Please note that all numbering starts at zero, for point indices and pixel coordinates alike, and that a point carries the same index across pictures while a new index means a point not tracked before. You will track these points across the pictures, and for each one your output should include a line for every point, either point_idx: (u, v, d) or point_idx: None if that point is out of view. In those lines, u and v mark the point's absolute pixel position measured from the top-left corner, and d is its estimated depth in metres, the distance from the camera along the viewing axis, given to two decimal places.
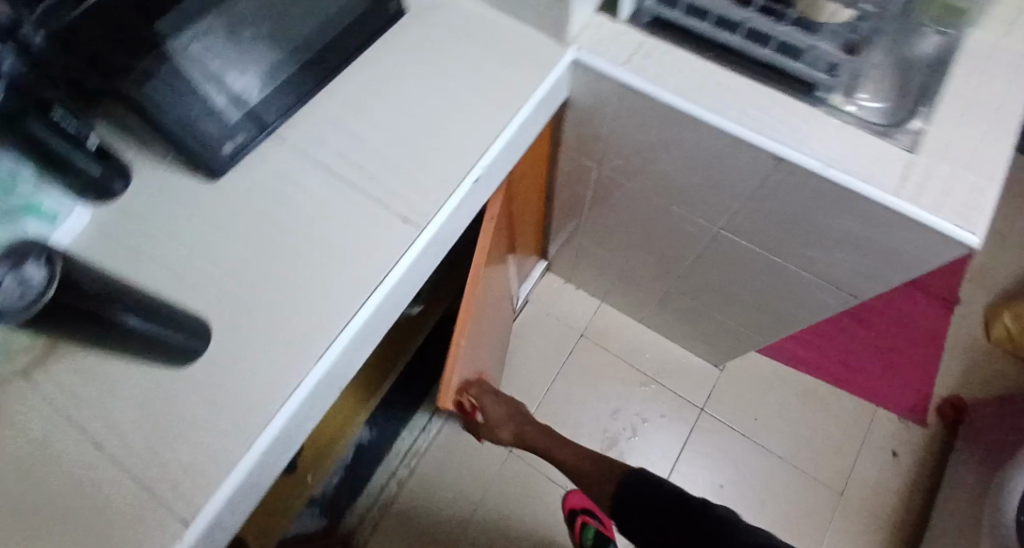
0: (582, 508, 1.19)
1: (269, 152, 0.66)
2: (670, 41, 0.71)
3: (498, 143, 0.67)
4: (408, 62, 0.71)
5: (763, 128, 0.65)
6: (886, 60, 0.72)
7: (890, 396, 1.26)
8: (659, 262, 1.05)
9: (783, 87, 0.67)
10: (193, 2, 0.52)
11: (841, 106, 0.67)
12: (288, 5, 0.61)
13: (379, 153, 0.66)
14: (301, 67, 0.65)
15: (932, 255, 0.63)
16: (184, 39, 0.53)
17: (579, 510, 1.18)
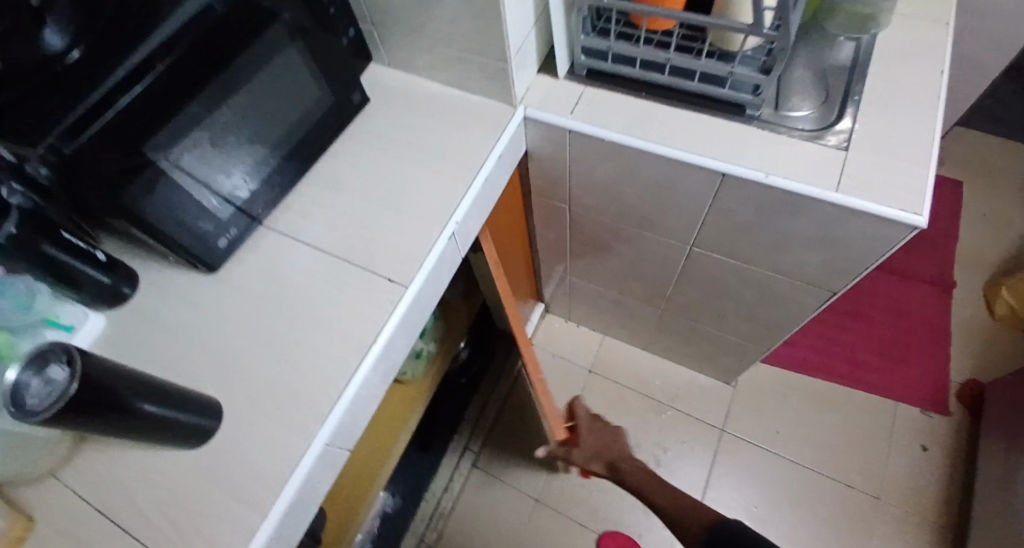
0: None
1: (261, 239, 0.73)
2: (607, 87, 0.78)
3: (465, 199, 0.73)
4: (378, 143, 0.79)
5: (703, 151, 0.71)
6: (811, 65, 0.77)
7: (906, 389, 1.29)
8: (647, 288, 1.09)
9: (714, 111, 0.73)
10: (181, 123, 0.58)
11: (772, 118, 0.72)
12: (269, 110, 0.68)
13: (359, 224, 0.72)
14: (283, 161, 0.73)
15: (887, 240, 0.67)
16: (173, 154, 0.59)
17: None
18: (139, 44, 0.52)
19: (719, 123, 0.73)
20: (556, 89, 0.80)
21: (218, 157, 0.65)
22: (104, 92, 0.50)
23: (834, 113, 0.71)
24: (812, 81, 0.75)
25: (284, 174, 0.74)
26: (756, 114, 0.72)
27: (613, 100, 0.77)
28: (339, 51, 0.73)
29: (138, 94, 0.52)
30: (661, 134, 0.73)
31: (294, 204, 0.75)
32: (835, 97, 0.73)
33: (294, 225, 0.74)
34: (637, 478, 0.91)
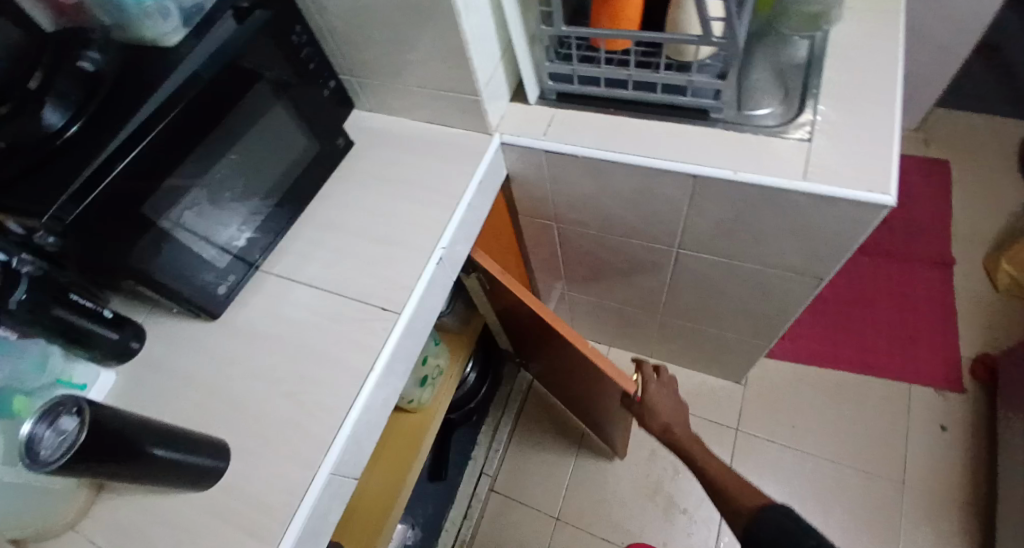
0: None
1: (258, 283, 0.76)
2: (576, 108, 0.82)
3: (450, 224, 0.76)
4: (364, 181, 0.83)
5: (672, 156, 0.74)
6: (771, 66, 0.80)
7: (919, 370, 1.28)
8: (644, 296, 1.10)
9: (680, 118, 0.77)
10: (177, 182, 0.62)
11: (736, 119, 0.75)
12: (260, 162, 0.72)
13: (351, 260, 0.75)
14: (274, 207, 0.76)
15: (861, 223, 0.68)
16: (172, 215, 0.63)
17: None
18: (136, 112, 0.56)
19: (685, 129, 0.76)
20: (528, 114, 0.84)
21: (216, 209, 0.69)
22: (104, 159, 0.53)
23: (794, 108, 0.74)
24: (771, 79, 0.79)
25: (279, 220, 0.78)
26: (719, 116, 0.75)
27: (583, 118, 0.81)
28: (320, 100, 0.78)
29: (135, 156, 0.55)
30: (631, 144, 0.76)
31: (289, 247, 0.79)
32: (795, 93, 0.76)
33: (291, 267, 0.77)
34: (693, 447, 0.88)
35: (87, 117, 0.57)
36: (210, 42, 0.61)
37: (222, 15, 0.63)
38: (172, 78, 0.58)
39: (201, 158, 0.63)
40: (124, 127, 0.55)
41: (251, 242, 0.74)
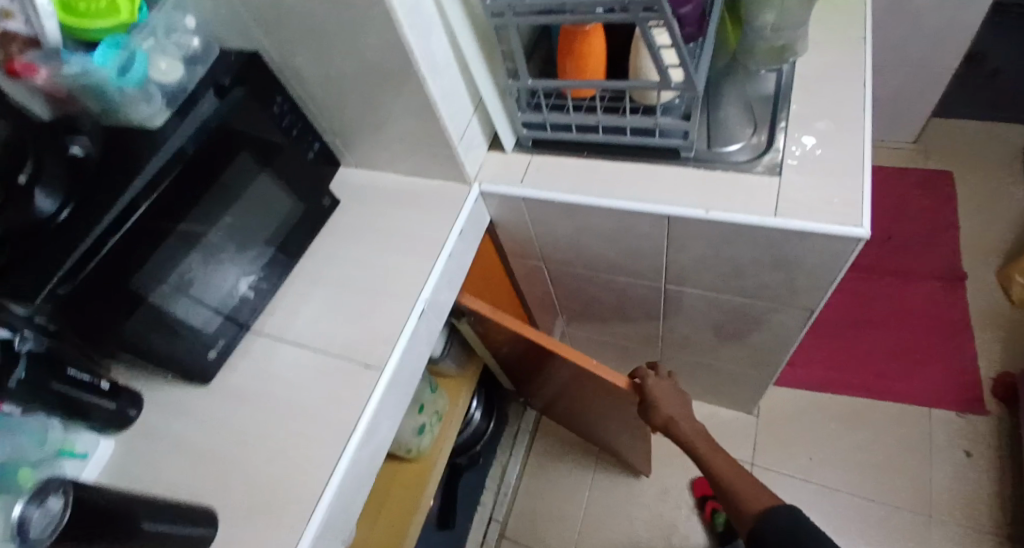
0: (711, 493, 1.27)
1: (249, 345, 0.78)
2: (551, 155, 0.84)
3: (431, 276, 0.77)
4: (349, 237, 0.86)
5: (645, 197, 0.75)
6: (738, 102, 0.82)
7: (937, 393, 1.24)
8: (640, 333, 1.11)
9: (651, 160, 0.78)
10: (168, 255, 0.65)
11: (707, 157, 0.76)
12: (248, 228, 0.75)
13: (337, 317, 0.77)
14: (265, 270, 0.79)
15: (837, 256, 0.68)
16: (162, 286, 0.66)
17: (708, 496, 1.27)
18: (125, 191, 0.59)
19: (657, 170, 0.77)
20: (505, 163, 0.86)
21: (206, 276, 0.71)
22: (95, 238, 0.57)
23: (762, 143, 0.76)
24: (741, 116, 0.80)
25: (269, 281, 0.80)
26: (689, 155, 0.76)
27: (558, 164, 0.83)
28: (306, 164, 0.81)
29: (125, 230, 0.59)
30: (606, 187, 0.78)
31: (278, 307, 0.81)
32: (764, 127, 0.77)
33: (281, 326, 0.79)
34: (696, 441, 0.87)
35: (79, 199, 0.61)
36: (194, 119, 0.65)
37: (203, 94, 0.67)
38: (159, 156, 0.62)
39: (186, 228, 0.67)
40: (114, 206, 0.58)
41: (241, 305, 0.77)
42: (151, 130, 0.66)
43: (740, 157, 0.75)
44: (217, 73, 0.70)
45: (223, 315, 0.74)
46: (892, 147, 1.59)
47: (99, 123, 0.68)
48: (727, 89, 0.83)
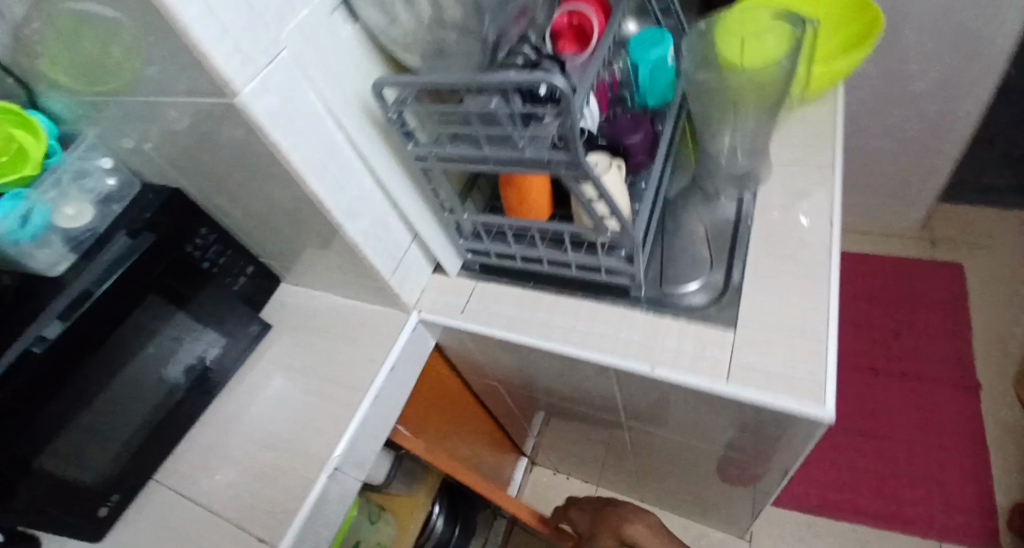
0: None
1: (148, 499, 0.70)
2: (498, 282, 0.77)
3: (352, 424, 0.69)
4: (277, 369, 0.79)
5: (588, 343, 0.67)
6: (700, 230, 0.74)
7: (945, 524, 1.13)
8: (611, 448, 1.04)
9: (600, 297, 0.71)
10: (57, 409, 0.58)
11: (660, 298, 0.69)
12: (159, 363, 0.69)
13: (248, 470, 0.70)
14: (178, 405, 0.72)
15: (800, 431, 0.60)
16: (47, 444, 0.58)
17: None
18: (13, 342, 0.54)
19: (604, 309, 0.70)
20: (451, 287, 0.79)
21: (109, 423, 0.64)
22: None
23: (719, 282, 0.69)
24: (702, 246, 0.73)
25: (183, 416, 0.73)
26: (641, 295, 0.69)
27: (502, 293, 0.76)
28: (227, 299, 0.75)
29: (8, 391, 0.52)
30: (545, 328, 0.70)
31: (187, 452, 0.73)
32: (720, 259, 0.71)
33: (194, 468, 0.72)
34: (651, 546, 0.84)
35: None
36: (96, 265, 0.61)
37: (115, 232, 0.65)
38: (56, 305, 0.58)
39: (85, 379, 0.60)
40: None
41: (146, 450, 0.69)
42: (46, 280, 0.61)
43: (696, 298, 0.69)
44: (134, 213, 0.66)
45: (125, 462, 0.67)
46: (897, 233, 1.49)
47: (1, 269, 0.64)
48: (687, 214, 0.76)
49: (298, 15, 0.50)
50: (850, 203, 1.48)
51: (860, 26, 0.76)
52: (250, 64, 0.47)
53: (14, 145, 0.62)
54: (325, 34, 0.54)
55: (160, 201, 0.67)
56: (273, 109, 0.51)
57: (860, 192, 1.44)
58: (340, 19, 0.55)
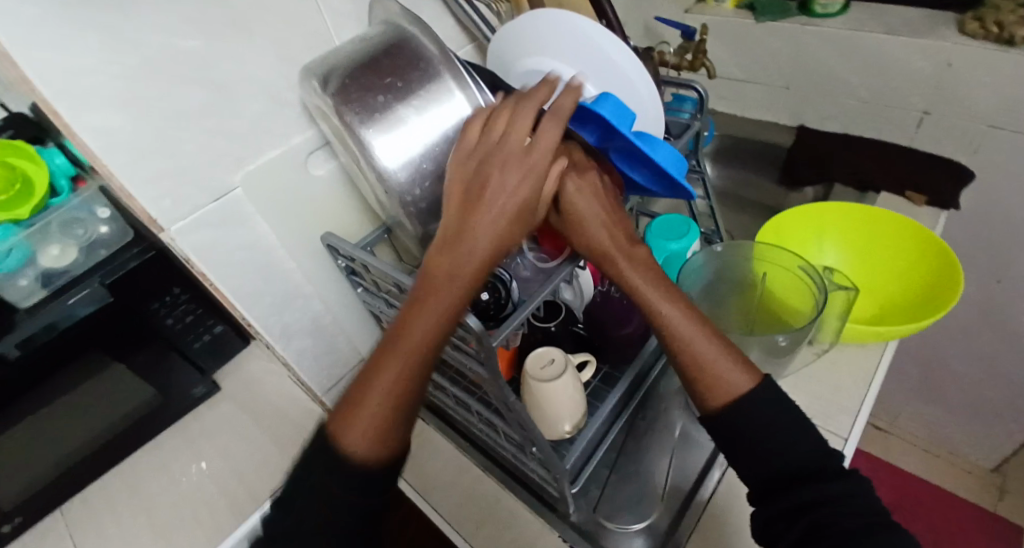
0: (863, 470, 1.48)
1: (47, 524, 0.71)
2: (437, 424, 0.72)
3: (246, 522, 0.70)
4: (213, 429, 0.79)
5: (498, 542, 0.61)
6: (664, 460, 0.65)
7: None
8: None
9: (526, 496, 0.63)
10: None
11: (588, 528, 0.60)
12: (90, 405, 0.69)
13: (142, 522, 0.70)
14: (112, 442, 0.73)
15: None
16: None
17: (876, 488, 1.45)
18: None
19: (524, 513, 0.63)
20: None
21: (39, 449, 0.67)
22: None
23: (660, 531, 0.59)
24: (661, 478, 0.64)
25: (110, 455, 0.74)
26: (568, 515, 0.61)
27: (434, 444, 0.70)
28: (174, 360, 0.75)
29: None
30: (460, 508, 0.64)
31: (104, 484, 0.74)
32: (669, 504, 0.61)
33: (83, 523, 0.71)
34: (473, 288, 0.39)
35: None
36: (60, 307, 0.62)
37: (86, 280, 0.64)
38: (10, 338, 0.60)
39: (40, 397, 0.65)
40: None
41: (66, 480, 0.70)
42: (13, 312, 0.62)
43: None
44: (117, 263, 0.65)
45: (40, 487, 0.68)
46: None
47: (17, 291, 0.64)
48: (659, 433, 0.68)
49: (261, 156, 0.50)
50: (912, 409, 1.38)
51: (919, 267, 0.69)
52: (181, 205, 0.47)
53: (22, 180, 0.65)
54: (294, 175, 0.53)
55: (143, 255, 0.66)
56: (203, 244, 0.50)
57: (933, 409, 1.33)
58: (318, 160, 0.55)
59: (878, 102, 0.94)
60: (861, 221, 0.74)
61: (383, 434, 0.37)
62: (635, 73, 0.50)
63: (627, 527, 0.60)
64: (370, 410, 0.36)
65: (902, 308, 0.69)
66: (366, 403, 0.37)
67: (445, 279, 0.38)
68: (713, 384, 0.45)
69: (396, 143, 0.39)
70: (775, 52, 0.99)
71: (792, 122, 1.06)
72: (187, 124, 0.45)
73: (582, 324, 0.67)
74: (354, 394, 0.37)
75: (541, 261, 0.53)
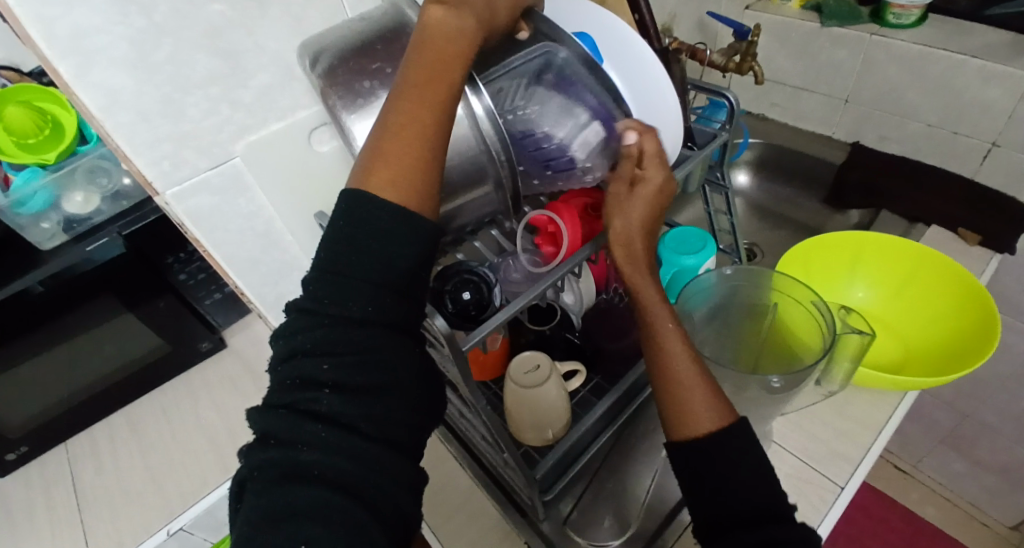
0: (869, 505, 1.42)
1: (55, 449, 0.76)
2: None
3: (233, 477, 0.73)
4: (216, 382, 0.82)
5: (463, 540, 0.60)
6: (649, 482, 0.63)
7: None
8: None
9: (502, 497, 0.62)
10: (14, 354, 0.66)
11: (557, 540, 0.58)
12: (103, 345, 0.73)
13: (140, 459, 0.74)
14: (121, 383, 0.77)
15: None
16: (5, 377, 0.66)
17: (882, 525, 1.39)
18: (16, 281, 0.62)
19: (493, 512, 0.62)
20: None
21: (52, 380, 0.71)
22: None
23: None
24: (640, 498, 0.62)
25: (119, 394, 0.78)
26: (538, 523, 0.59)
27: None
28: (186, 314, 0.77)
29: None
30: (433, 497, 0.64)
31: (112, 420, 0.79)
32: (644, 527, 0.59)
33: (83, 456, 0.75)
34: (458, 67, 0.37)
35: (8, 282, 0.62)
36: (77, 252, 0.64)
37: (104, 227, 0.66)
38: (36, 273, 0.63)
39: (56, 334, 0.68)
40: (6, 287, 0.61)
41: (77, 411, 0.75)
42: (36, 252, 0.65)
43: None
44: (137, 215, 0.68)
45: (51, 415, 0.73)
46: None
47: (37, 234, 0.67)
48: (648, 453, 0.65)
49: (264, 128, 0.50)
50: (938, 453, 1.30)
51: (960, 314, 0.63)
52: (178, 170, 0.47)
53: (52, 125, 0.66)
54: (298, 150, 0.53)
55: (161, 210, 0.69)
56: (198, 209, 0.51)
57: (960, 460, 1.27)
58: (322, 137, 0.54)
59: (943, 128, 0.86)
60: (904, 255, 0.68)
61: (407, 185, 0.36)
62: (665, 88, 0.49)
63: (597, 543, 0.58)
64: (395, 164, 0.35)
65: (930, 359, 0.63)
66: (387, 155, 0.35)
67: (447, 34, 0.37)
68: (692, 409, 0.41)
69: None
70: (837, 62, 0.92)
71: (848, 139, 0.98)
72: (192, 89, 0.44)
73: (578, 332, 0.65)
74: (382, 143, 0.35)
75: (532, 266, 0.51)
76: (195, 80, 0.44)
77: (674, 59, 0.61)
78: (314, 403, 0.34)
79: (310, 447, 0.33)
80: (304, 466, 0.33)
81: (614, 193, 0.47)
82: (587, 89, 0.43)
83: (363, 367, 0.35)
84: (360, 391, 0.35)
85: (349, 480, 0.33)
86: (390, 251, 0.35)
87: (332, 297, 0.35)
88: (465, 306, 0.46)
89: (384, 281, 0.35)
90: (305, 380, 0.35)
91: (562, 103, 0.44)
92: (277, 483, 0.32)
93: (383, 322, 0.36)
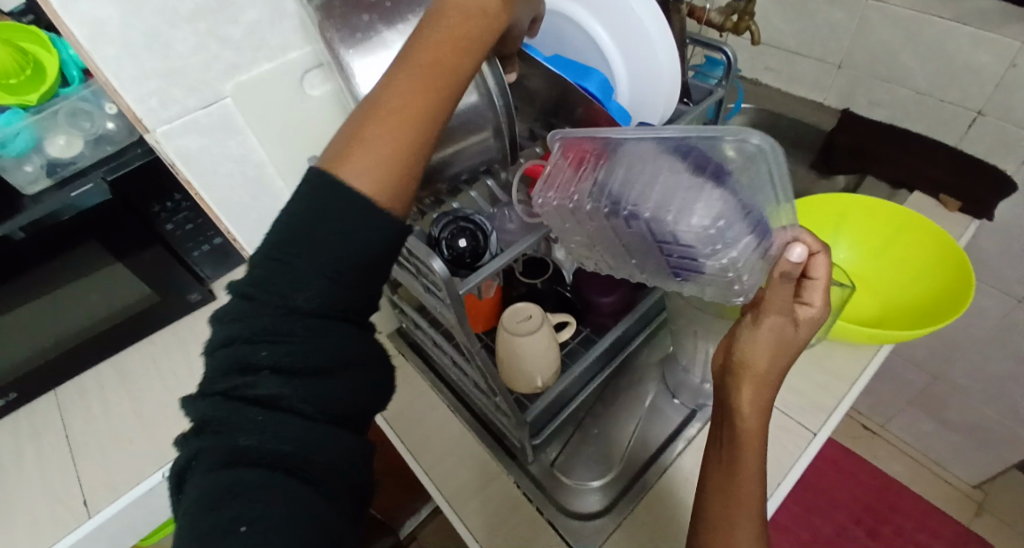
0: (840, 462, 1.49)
1: (45, 396, 0.76)
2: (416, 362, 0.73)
3: None
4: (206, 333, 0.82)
5: (450, 481, 0.62)
6: (634, 426, 0.65)
7: None
8: None
9: (493, 443, 0.64)
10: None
11: (546, 480, 0.61)
12: (89, 293, 0.72)
13: (130, 407, 0.75)
14: (109, 332, 0.77)
15: None
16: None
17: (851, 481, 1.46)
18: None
19: (481, 457, 0.64)
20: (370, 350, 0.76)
21: (38, 327, 0.71)
22: None
23: (615, 492, 0.60)
24: (624, 442, 0.64)
25: (107, 344, 0.77)
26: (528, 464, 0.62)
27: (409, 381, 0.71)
28: (173, 264, 0.76)
29: None
30: (421, 442, 0.66)
31: (102, 369, 0.79)
32: (627, 471, 0.62)
33: (73, 404, 0.75)
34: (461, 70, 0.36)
35: None
36: (61, 197, 0.63)
37: (88, 172, 0.65)
38: (19, 218, 0.61)
39: (40, 281, 0.67)
40: None
41: (65, 359, 0.75)
42: (18, 196, 0.63)
43: (589, 503, 0.60)
44: (122, 160, 0.66)
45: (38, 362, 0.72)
46: None
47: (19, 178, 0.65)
48: (635, 401, 0.68)
49: (254, 68, 0.49)
50: (908, 413, 1.37)
51: (937, 276, 0.66)
52: (167, 107, 0.46)
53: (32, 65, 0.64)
54: (289, 93, 0.52)
55: (148, 156, 0.67)
56: (187, 150, 0.50)
57: (928, 420, 1.34)
58: (314, 80, 0.53)
59: (932, 95, 0.87)
60: (891, 217, 0.70)
61: (386, 172, 0.33)
62: (660, 43, 0.51)
63: (584, 483, 0.61)
64: (381, 148, 0.33)
65: (904, 316, 0.66)
66: (369, 133, 0.33)
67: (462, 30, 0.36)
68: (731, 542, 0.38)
69: (372, 67, 0.37)
70: (833, 25, 0.91)
71: (839, 105, 0.99)
72: (179, 24, 0.43)
73: (569, 285, 0.66)
74: (367, 125, 0.33)
75: (527, 216, 0.51)
76: (183, 13, 0.43)
77: (673, 11, 0.61)
78: (251, 388, 0.32)
79: (248, 433, 0.31)
80: (242, 452, 0.30)
81: (769, 325, 0.40)
82: (756, 197, 0.41)
83: (319, 340, 0.33)
84: (303, 372, 0.33)
85: (296, 462, 0.31)
86: (349, 232, 0.32)
87: (278, 278, 0.32)
88: (460, 253, 0.47)
89: (342, 259, 0.33)
90: (240, 365, 0.32)
91: (730, 207, 0.41)
92: (218, 468, 0.30)
93: (332, 307, 0.33)
